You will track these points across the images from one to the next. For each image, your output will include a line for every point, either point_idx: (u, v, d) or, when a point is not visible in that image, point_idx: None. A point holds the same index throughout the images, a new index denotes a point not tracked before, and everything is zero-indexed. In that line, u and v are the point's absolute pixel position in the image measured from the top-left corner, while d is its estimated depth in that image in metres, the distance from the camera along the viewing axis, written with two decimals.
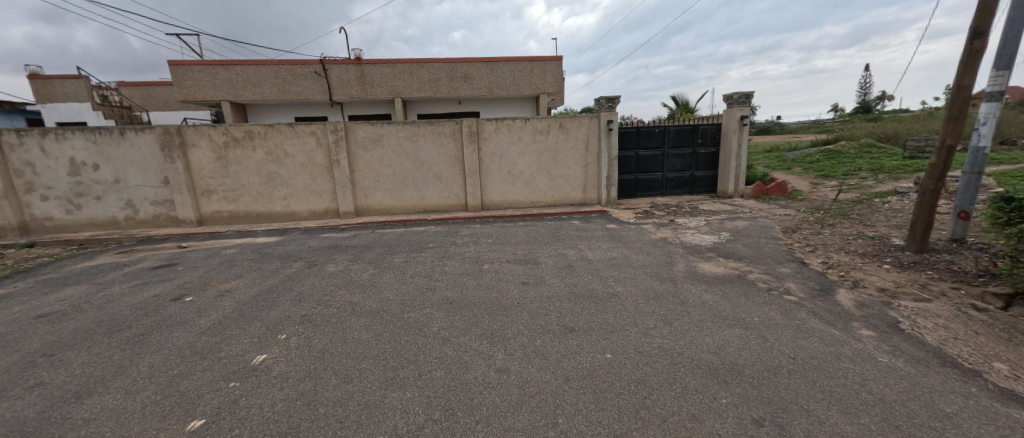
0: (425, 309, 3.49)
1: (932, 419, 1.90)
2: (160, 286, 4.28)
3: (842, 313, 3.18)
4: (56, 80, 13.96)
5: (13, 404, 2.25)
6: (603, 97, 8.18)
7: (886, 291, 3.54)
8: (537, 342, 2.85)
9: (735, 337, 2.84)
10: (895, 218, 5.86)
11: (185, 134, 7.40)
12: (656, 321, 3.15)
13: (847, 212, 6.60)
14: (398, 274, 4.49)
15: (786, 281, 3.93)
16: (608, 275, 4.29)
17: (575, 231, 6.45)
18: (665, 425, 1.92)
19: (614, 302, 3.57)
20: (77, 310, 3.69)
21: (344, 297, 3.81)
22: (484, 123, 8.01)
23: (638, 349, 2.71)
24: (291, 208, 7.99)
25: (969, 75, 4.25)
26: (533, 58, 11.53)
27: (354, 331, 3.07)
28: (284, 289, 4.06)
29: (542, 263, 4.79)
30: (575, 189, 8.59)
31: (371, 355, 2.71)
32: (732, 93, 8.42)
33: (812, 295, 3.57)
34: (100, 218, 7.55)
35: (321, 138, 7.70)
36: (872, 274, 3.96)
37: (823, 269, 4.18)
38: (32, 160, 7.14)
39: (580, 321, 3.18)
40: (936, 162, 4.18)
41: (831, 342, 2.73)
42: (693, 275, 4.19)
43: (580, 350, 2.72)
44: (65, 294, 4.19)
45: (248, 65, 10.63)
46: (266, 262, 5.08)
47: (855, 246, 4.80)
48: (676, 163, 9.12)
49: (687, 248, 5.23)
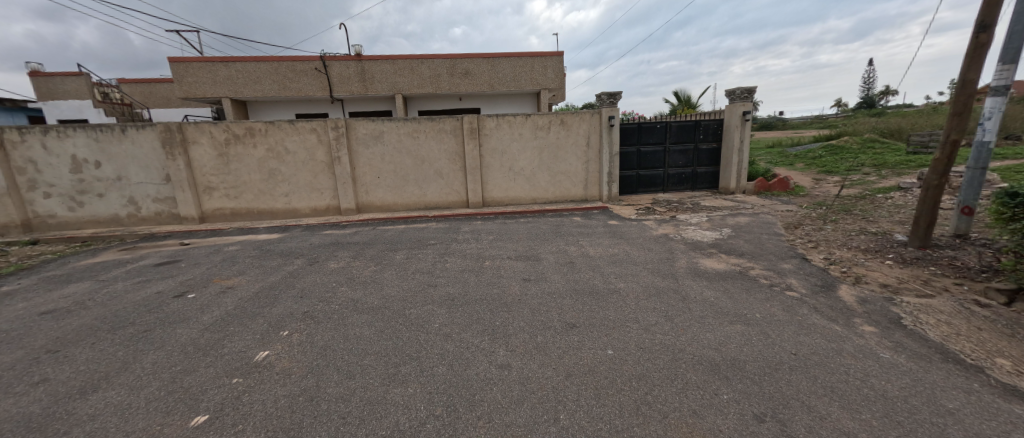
0: (426, 305, 3.50)
1: (933, 415, 1.90)
2: (162, 283, 4.29)
3: (844, 309, 3.17)
4: (57, 77, 14.01)
5: (18, 400, 2.27)
6: (604, 94, 8.14)
7: (888, 287, 3.53)
8: (538, 338, 2.85)
9: (736, 333, 2.84)
10: (898, 214, 5.83)
11: (186, 131, 7.40)
12: (657, 317, 3.14)
13: (850, 208, 6.57)
14: (399, 271, 4.49)
15: (787, 277, 3.92)
16: (608, 272, 4.29)
17: (576, 228, 6.44)
18: (666, 420, 1.92)
19: (615, 298, 3.57)
20: (80, 307, 3.71)
21: (345, 294, 3.82)
22: (484, 120, 7.99)
23: (639, 345, 2.71)
24: (292, 205, 8.00)
25: (975, 68, 4.18)
26: (533, 54, 11.47)
27: (355, 328, 3.08)
28: (286, 286, 4.07)
29: (543, 259, 4.79)
30: (576, 185, 8.57)
31: (373, 351, 2.72)
32: (734, 89, 8.37)
33: (813, 290, 3.56)
34: (103, 215, 7.58)
35: (322, 135, 7.69)
36: (874, 270, 3.94)
37: (825, 265, 4.16)
38: (34, 157, 7.16)
39: (581, 317, 3.18)
40: (940, 157, 4.15)
41: (833, 338, 2.73)
42: (694, 271, 4.18)
43: (581, 347, 2.72)
44: (69, 291, 4.21)
45: (248, 62, 10.60)
46: (268, 259, 5.09)
47: (857, 242, 4.79)
48: (678, 159, 9.08)
49: (688, 244, 5.22)
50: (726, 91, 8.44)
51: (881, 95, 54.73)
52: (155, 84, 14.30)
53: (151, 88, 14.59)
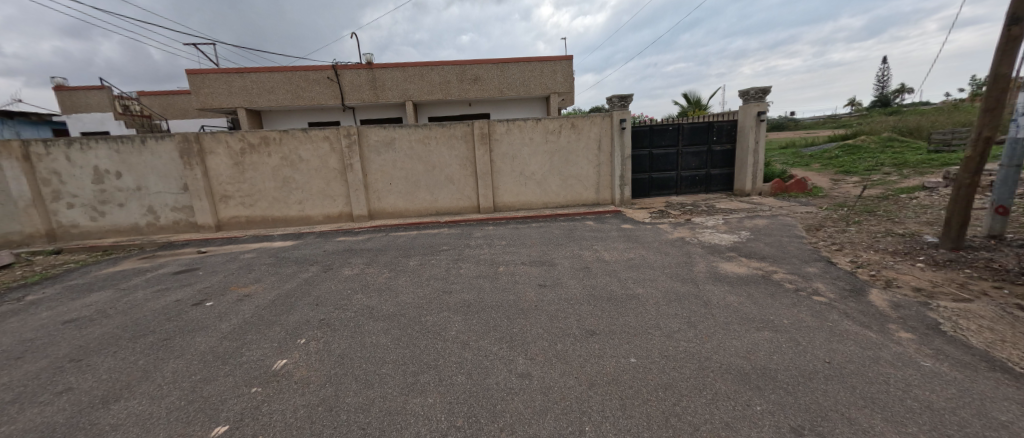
0: (443, 312, 3.46)
1: (986, 428, 1.78)
2: (181, 291, 4.30)
3: (877, 314, 3.03)
4: (79, 92, 14.41)
5: (42, 410, 2.29)
6: (615, 96, 8.07)
7: (921, 291, 3.38)
8: (558, 346, 2.79)
9: (765, 340, 2.74)
10: (925, 215, 5.63)
11: (203, 141, 7.53)
12: (680, 324, 3.05)
13: (873, 208, 6.37)
14: (413, 277, 4.46)
15: (813, 281, 3.77)
16: (626, 277, 4.19)
17: (590, 232, 6.36)
18: (698, 433, 1.84)
19: (634, 304, 3.48)
20: (102, 316, 3.72)
21: (361, 301, 3.81)
22: (495, 125, 7.99)
23: (663, 353, 2.62)
24: (306, 213, 8.07)
25: (1008, 61, 3.95)
26: (543, 58, 11.46)
27: (372, 335, 3.06)
28: (302, 294, 4.04)
29: (559, 264, 4.72)
30: (588, 189, 8.48)
31: (390, 359, 2.69)
32: (748, 89, 8.21)
33: (843, 296, 3.40)
34: (123, 224, 7.73)
35: (334, 142, 7.75)
36: (905, 273, 3.79)
37: (852, 269, 4.01)
38: (57, 168, 7.34)
39: (601, 324, 3.10)
40: (972, 155, 3.96)
41: (868, 345, 2.60)
42: (714, 275, 4.07)
43: (602, 355, 2.65)
44: (91, 299, 4.24)
45: (262, 72, 10.78)
46: (284, 267, 5.10)
47: (884, 244, 4.61)
48: (692, 161, 8.95)
49: (706, 248, 5.10)
50: (740, 91, 8.29)
51: (894, 92, 54.02)
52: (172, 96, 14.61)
53: (168, 99, 14.89)
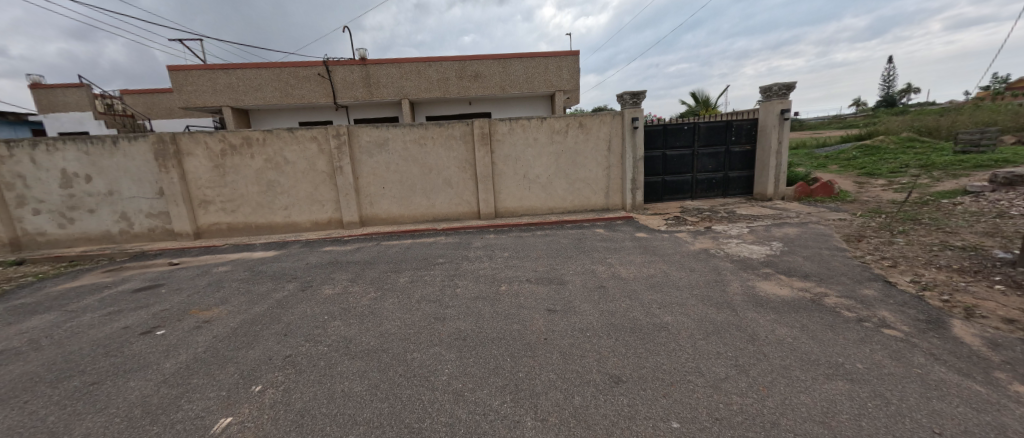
0: (433, 347, 2.87)
1: None
2: (133, 315, 3.73)
3: (975, 357, 2.42)
4: (58, 90, 13.91)
5: None
6: (627, 93, 7.46)
7: (1016, 324, 2.76)
8: (575, 400, 2.19)
9: (842, 395, 2.13)
10: (981, 224, 5.00)
11: (180, 142, 6.98)
12: (726, 368, 2.45)
13: (916, 216, 5.74)
14: (402, 298, 3.87)
15: (876, 308, 3.15)
16: (649, 300, 3.59)
17: (600, 242, 5.76)
18: None
19: (665, 338, 2.87)
20: (30, 348, 3.15)
21: (338, 331, 3.21)
22: (497, 124, 7.41)
23: (716, 416, 2.01)
24: (293, 219, 7.51)
25: None
26: (547, 54, 10.88)
27: (344, 381, 2.47)
28: (270, 320, 3.45)
29: (569, 282, 4.12)
30: (596, 193, 7.89)
31: (361, 420, 2.09)
32: (770, 85, 7.60)
33: (920, 329, 2.79)
34: (95, 232, 7.19)
35: (323, 143, 7.20)
36: (985, 298, 3.17)
37: (918, 292, 3.39)
38: (23, 172, 6.82)
39: (627, 367, 2.51)
40: None
41: (983, 405, 1.99)
42: (753, 299, 3.45)
43: (634, 415, 2.04)
44: (28, 325, 3.68)
45: (250, 69, 10.25)
46: (256, 283, 4.52)
47: (947, 260, 3.98)
48: (708, 163, 8.33)
49: (736, 262, 4.49)
50: (761, 87, 7.67)
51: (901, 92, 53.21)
52: (157, 94, 14.07)
53: (155, 99, 14.36)
